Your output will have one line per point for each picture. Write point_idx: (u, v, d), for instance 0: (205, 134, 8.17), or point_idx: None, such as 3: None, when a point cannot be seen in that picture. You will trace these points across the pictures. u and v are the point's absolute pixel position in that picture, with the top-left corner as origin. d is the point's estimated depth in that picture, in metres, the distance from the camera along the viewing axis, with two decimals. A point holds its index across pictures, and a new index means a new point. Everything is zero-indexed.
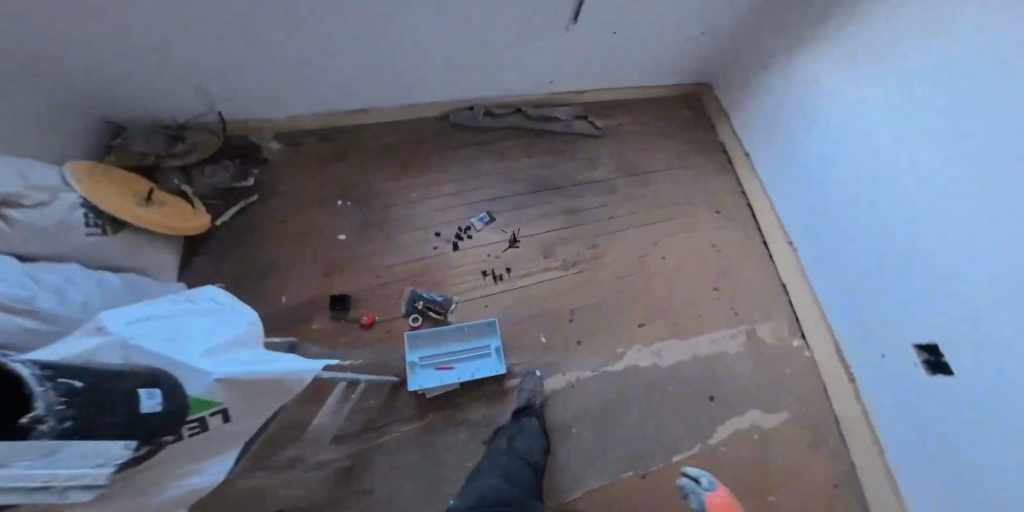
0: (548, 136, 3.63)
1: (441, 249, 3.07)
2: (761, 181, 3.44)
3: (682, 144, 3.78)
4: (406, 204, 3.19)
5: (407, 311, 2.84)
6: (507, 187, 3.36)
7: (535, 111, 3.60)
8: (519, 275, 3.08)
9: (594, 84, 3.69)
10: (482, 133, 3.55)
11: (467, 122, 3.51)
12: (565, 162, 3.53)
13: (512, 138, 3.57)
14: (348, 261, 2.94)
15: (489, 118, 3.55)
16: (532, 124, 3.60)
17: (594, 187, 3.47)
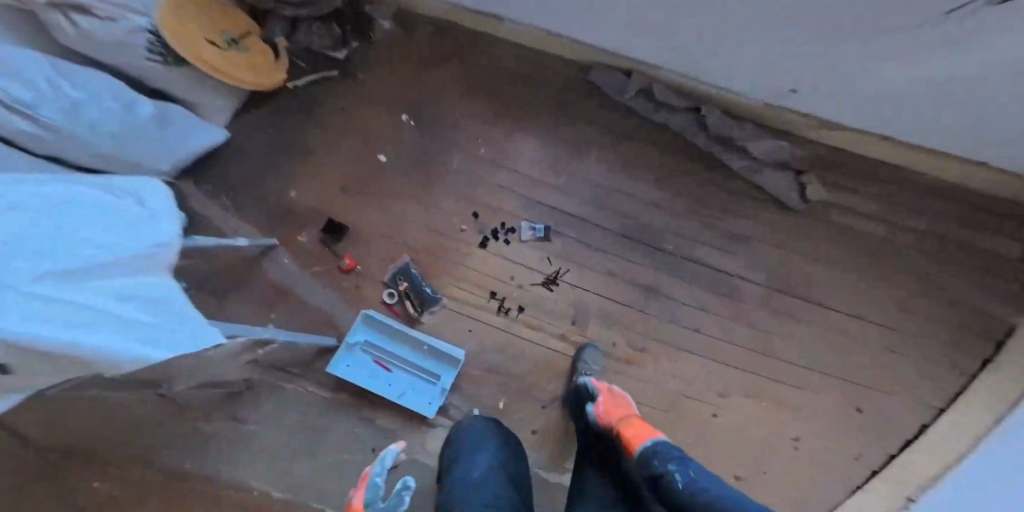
0: (707, 169, 2.52)
1: (470, 238, 2.51)
2: (954, 422, 2.24)
3: (881, 282, 2.43)
4: (471, 164, 2.57)
5: (389, 281, 2.48)
6: (595, 210, 2.51)
7: (705, 114, 2.43)
8: (528, 322, 2.45)
9: (823, 111, 2.29)
10: (625, 118, 2.58)
11: (617, 95, 2.53)
12: (695, 221, 2.49)
13: (659, 146, 2.54)
14: (375, 194, 2.56)
15: (652, 103, 2.49)
16: (702, 141, 2.49)
17: (708, 276, 2.46)
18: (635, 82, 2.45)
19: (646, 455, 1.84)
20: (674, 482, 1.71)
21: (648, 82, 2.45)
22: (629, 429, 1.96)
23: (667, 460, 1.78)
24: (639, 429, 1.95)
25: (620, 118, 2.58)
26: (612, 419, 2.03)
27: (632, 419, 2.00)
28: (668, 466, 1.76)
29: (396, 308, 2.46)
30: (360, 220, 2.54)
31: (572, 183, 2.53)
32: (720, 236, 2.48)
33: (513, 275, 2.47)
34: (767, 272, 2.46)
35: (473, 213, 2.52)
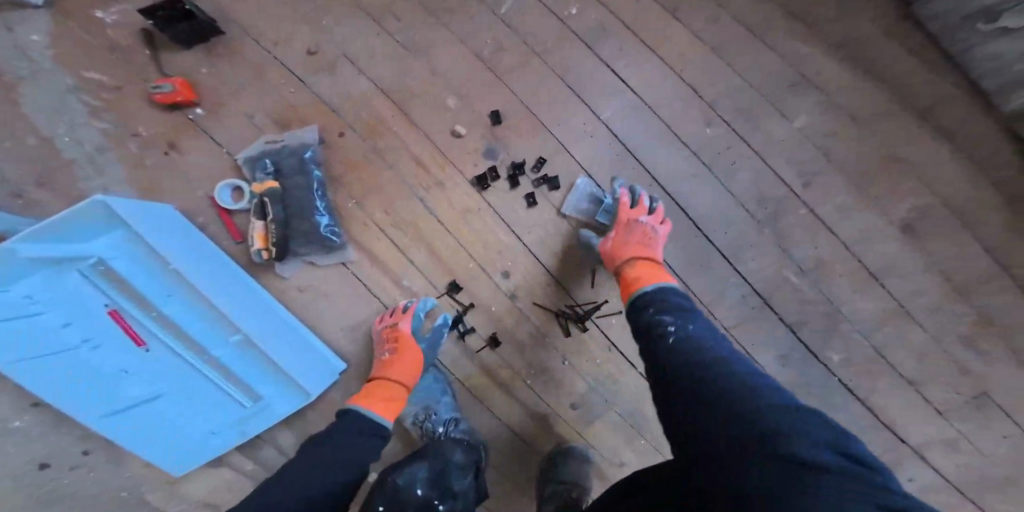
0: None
1: (458, 158, 1.13)
2: None
3: None
4: (536, 15, 1.11)
5: (253, 166, 1.12)
6: (745, 228, 1.11)
7: None
8: (487, 369, 1.13)
9: None
10: (945, 77, 1.08)
11: (971, 22, 1.01)
12: (915, 330, 1.14)
13: (972, 169, 1.10)
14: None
15: None
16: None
17: (876, 435, 1.16)
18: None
19: (657, 309, 0.79)
20: (660, 339, 0.72)
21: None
22: (650, 276, 0.89)
23: (682, 336, 0.72)
24: (652, 277, 0.89)
25: (929, 78, 1.08)
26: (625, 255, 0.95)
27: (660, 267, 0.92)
28: (669, 336, 0.73)
29: (235, 227, 1.11)
30: (250, 18, 1.15)
31: (725, 148, 1.09)
32: (940, 369, 1.15)
33: (507, 268, 1.13)
34: (970, 463, 1.15)
35: (493, 112, 1.11)
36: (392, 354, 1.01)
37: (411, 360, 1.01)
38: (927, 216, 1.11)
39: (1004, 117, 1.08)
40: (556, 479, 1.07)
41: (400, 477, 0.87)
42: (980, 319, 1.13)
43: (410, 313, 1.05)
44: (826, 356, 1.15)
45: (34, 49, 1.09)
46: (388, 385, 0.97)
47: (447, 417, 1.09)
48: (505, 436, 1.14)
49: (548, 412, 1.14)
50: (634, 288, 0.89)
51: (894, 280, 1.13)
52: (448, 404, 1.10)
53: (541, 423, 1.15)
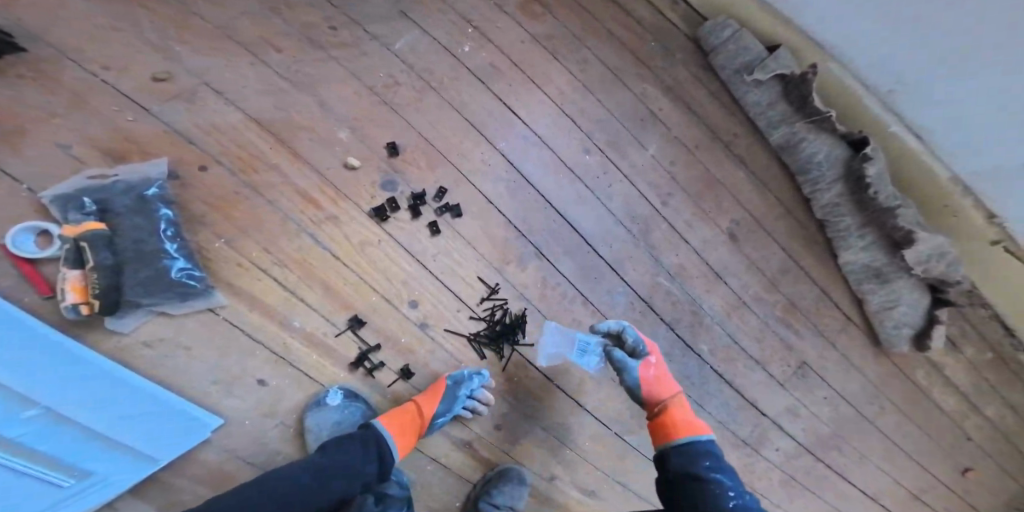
0: (815, 254, 1.49)
1: (353, 191, 1.07)
2: (850, 376, 1.50)
3: (954, 448, 1.56)
4: (428, 55, 1.15)
5: (73, 200, 0.89)
6: (622, 240, 1.26)
7: (832, 197, 1.39)
8: (397, 401, 1.08)
9: (998, 268, 1.40)
10: (736, 118, 1.42)
11: (740, 74, 1.34)
12: (753, 317, 1.42)
13: (764, 188, 1.44)
14: (155, 2, 1.00)
15: (799, 112, 1.33)
16: (839, 223, 1.43)
17: (739, 410, 1.40)
18: (783, 70, 1.27)
19: (699, 454, 0.88)
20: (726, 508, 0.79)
21: (808, 72, 1.23)
22: (677, 408, 0.97)
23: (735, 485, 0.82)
24: (680, 412, 0.96)
25: (728, 116, 1.41)
26: (652, 387, 1.01)
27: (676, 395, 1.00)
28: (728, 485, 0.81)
29: (39, 278, 0.87)
30: (72, 30, 0.94)
31: (601, 173, 1.26)
32: (773, 347, 1.43)
33: (415, 299, 1.09)
34: (804, 420, 1.45)
35: (390, 144, 1.09)
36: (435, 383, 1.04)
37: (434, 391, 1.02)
38: (744, 225, 1.41)
39: (772, 147, 1.44)
40: (489, 501, 1.07)
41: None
42: (790, 303, 1.46)
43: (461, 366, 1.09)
44: (698, 348, 1.35)
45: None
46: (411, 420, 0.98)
47: None
48: (428, 469, 1.09)
49: (473, 439, 1.12)
50: (664, 420, 0.96)
51: (734, 279, 1.40)
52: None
53: (465, 452, 1.12)
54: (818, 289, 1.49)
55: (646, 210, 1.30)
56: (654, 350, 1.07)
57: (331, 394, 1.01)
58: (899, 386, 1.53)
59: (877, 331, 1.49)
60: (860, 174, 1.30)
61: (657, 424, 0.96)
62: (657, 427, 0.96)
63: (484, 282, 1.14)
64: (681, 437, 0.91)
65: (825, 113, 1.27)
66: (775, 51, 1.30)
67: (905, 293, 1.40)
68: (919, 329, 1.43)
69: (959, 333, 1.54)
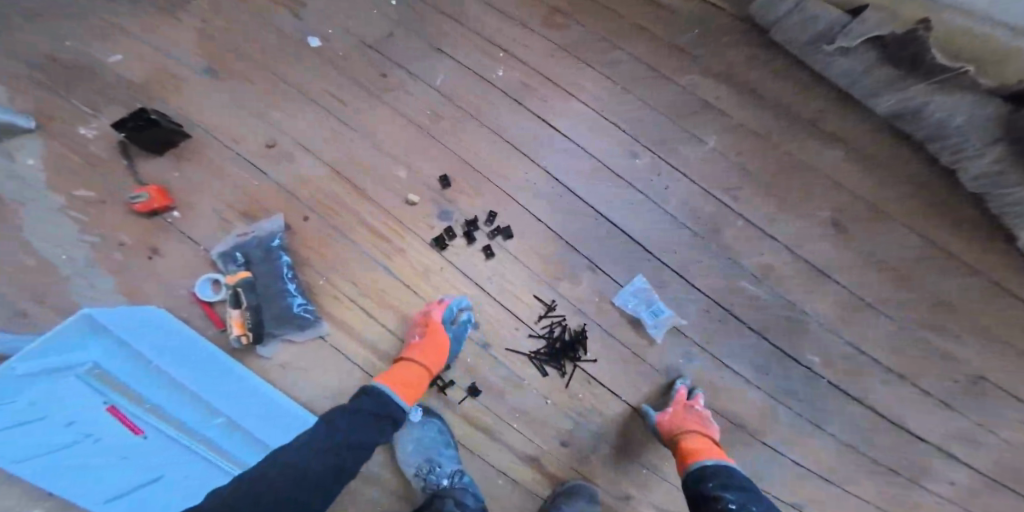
0: (970, 237, 1.17)
1: (413, 224, 1.19)
2: None
3: None
4: (468, 85, 1.24)
5: (232, 256, 1.17)
6: (690, 246, 1.17)
7: (991, 165, 1.06)
8: (470, 417, 1.14)
9: None
10: (824, 92, 1.20)
11: (815, 45, 1.13)
12: (881, 321, 1.17)
13: (878, 166, 1.19)
14: (252, 88, 1.24)
15: (912, 74, 1.05)
16: (1011, 195, 1.07)
17: (875, 432, 1.17)
18: (878, 32, 1.03)
19: (707, 472, 0.92)
20: None
21: (918, 27, 0.98)
22: (698, 440, 1.00)
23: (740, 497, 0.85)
24: (700, 441, 1.00)
25: (820, 85, 1.20)
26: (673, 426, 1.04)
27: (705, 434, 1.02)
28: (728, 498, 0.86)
29: (216, 316, 1.16)
30: (198, 123, 1.22)
31: (655, 175, 1.19)
32: (914, 356, 1.17)
33: (475, 320, 1.16)
34: (977, 447, 1.15)
35: (440, 177, 1.20)
36: (421, 337, 1.06)
37: (434, 341, 1.05)
38: (855, 212, 1.18)
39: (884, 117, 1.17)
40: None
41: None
42: (937, 300, 1.17)
43: (443, 303, 1.10)
44: (806, 359, 1.17)
45: (30, 176, 1.15)
46: (415, 368, 1.02)
47: (452, 469, 1.10)
48: (505, 485, 1.13)
49: (541, 452, 1.14)
50: (681, 452, 1.00)
51: (847, 277, 1.18)
52: (450, 456, 1.11)
53: (540, 467, 1.14)
54: (982, 281, 1.16)
55: (715, 209, 1.18)
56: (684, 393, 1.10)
57: (412, 410, 1.13)
58: None
59: None
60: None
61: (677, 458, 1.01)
62: (678, 462, 1.00)
63: (542, 300, 1.16)
64: (693, 464, 0.95)
65: (953, 70, 0.99)
66: (858, 12, 1.06)
67: None
68: None
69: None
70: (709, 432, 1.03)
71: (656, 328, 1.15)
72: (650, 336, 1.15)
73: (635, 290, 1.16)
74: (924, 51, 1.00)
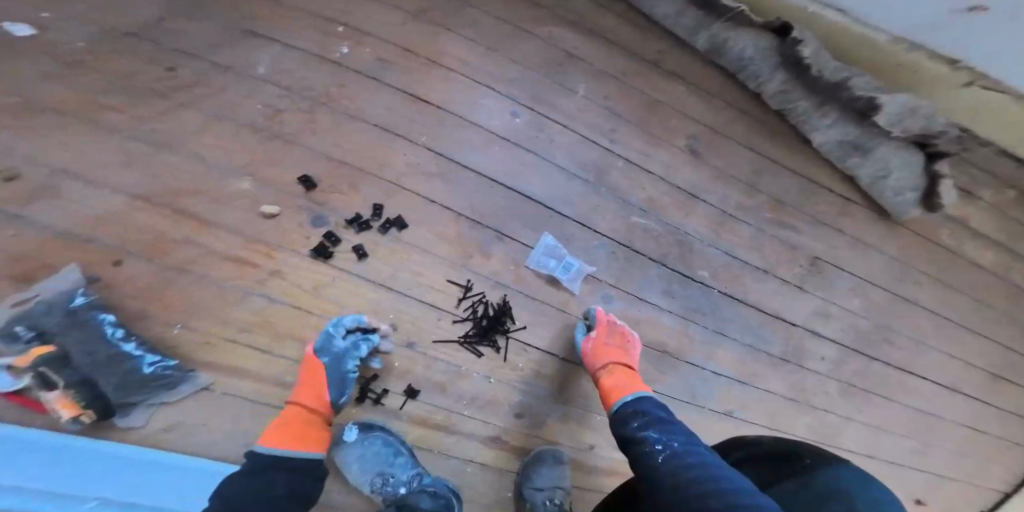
0: (789, 143, 1.41)
1: (289, 234, 1.04)
2: (865, 256, 1.42)
3: (994, 292, 1.48)
4: (306, 73, 1.11)
5: (18, 331, 0.88)
6: (583, 194, 1.21)
7: (779, 86, 1.33)
8: (422, 421, 1.02)
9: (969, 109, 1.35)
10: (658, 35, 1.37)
11: None
12: (743, 228, 1.35)
13: (710, 97, 1.37)
14: (17, 108, 0.95)
15: (711, 14, 1.30)
16: (796, 109, 1.35)
17: (761, 327, 1.33)
18: None
19: (629, 413, 0.88)
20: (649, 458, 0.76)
21: None
22: (622, 377, 0.97)
23: (661, 433, 0.80)
24: (619, 377, 0.97)
25: (650, 35, 1.35)
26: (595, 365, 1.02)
27: (623, 366, 1.00)
28: (652, 438, 0.80)
29: (33, 402, 0.86)
30: None
31: (538, 131, 1.21)
32: (775, 252, 1.36)
33: (391, 322, 1.05)
34: (830, 316, 1.38)
35: (302, 179, 1.06)
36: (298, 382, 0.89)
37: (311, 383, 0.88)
38: (705, 139, 1.35)
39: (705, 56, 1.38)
40: (534, 487, 1.02)
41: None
42: (777, 201, 1.39)
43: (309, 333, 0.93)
44: (698, 275, 1.29)
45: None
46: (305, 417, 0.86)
47: (409, 474, 0.95)
48: (479, 477, 1.04)
49: (501, 432, 1.06)
50: (604, 390, 0.98)
51: (711, 196, 1.33)
52: (408, 464, 0.96)
53: (506, 447, 1.06)
54: (803, 178, 1.41)
55: (599, 153, 1.24)
56: (602, 326, 1.06)
57: (347, 431, 0.98)
58: (919, 249, 1.45)
59: (879, 203, 1.42)
60: (796, 55, 1.26)
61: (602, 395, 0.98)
62: (603, 399, 0.98)
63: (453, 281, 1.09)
64: (618, 404, 0.92)
65: (738, 8, 1.25)
66: None
67: (892, 158, 1.32)
68: (923, 190, 1.35)
69: (968, 180, 1.46)
70: (630, 364, 1.01)
71: (573, 280, 1.17)
72: (568, 289, 1.16)
73: (546, 249, 1.16)
74: None
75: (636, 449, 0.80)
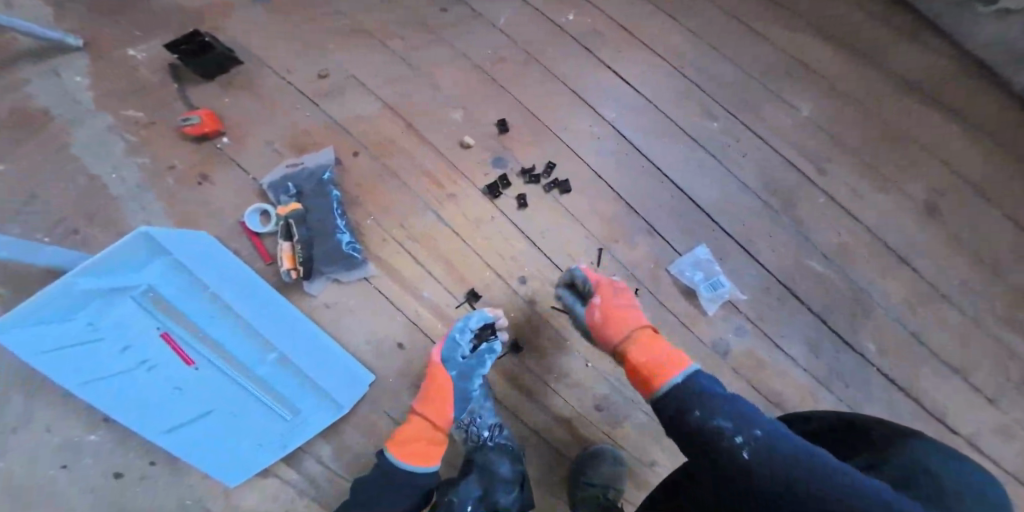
0: None
1: (467, 170, 1.16)
2: None
3: None
4: (533, 30, 1.20)
5: (279, 187, 1.14)
6: (759, 216, 1.12)
7: None
8: (516, 375, 1.12)
9: None
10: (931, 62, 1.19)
11: None
12: (953, 314, 1.08)
13: (964, 152, 1.14)
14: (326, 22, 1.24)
15: None
16: None
17: (925, 428, 1.04)
18: None
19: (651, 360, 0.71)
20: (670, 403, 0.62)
21: None
22: (643, 348, 0.74)
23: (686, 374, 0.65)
24: (648, 351, 0.72)
25: (913, 69, 1.19)
26: (616, 337, 0.80)
27: (644, 331, 0.77)
28: (676, 382, 0.64)
29: (265, 248, 1.13)
30: (265, 53, 1.22)
31: (730, 140, 1.14)
32: (988, 357, 1.06)
33: (524, 275, 1.14)
34: (1023, 447, 1.03)
35: (500, 122, 1.15)
36: (427, 386, 0.95)
37: (439, 387, 0.94)
38: (941, 193, 1.12)
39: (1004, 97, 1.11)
40: (586, 482, 1.06)
41: (454, 495, 0.95)
42: (1018, 298, 1.08)
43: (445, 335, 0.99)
44: (863, 347, 1.08)
45: (77, 91, 1.15)
46: (423, 426, 0.91)
47: (492, 421, 1.06)
48: (543, 440, 1.11)
49: (575, 414, 1.12)
50: (639, 373, 0.71)
51: (922, 263, 1.10)
52: (491, 411, 1.08)
53: (579, 425, 1.12)
54: None
55: (796, 181, 1.13)
56: (605, 289, 0.88)
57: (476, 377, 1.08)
58: None
59: None
60: None
61: (636, 379, 0.73)
62: (638, 381, 0.72)
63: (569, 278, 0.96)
64: (667, 388, 0.65)
65: None
66: None
67: None
68: None
69: None
70: (651, 325, 0.79)
71: (712, 301, 1.09)
72: (702, 308, 1.09)
73: (697, 260, 1.11)
74: None
75: (707, 475, 0.55)
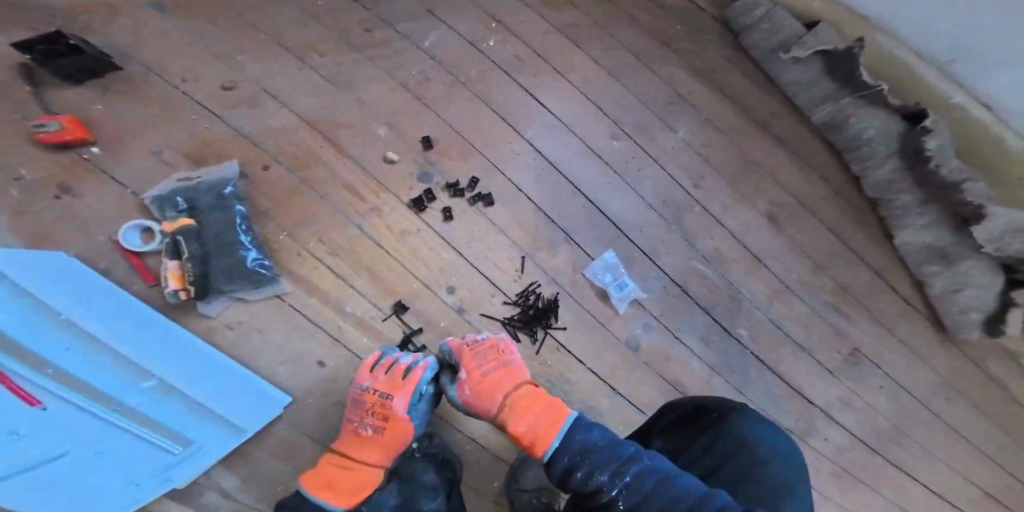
0: (868, 236, 1.42)
1: (392, 183, 1.16)
2: (918, 365, 1.36)
3: None
4: (457, 53, 1.28)
5: (167, 202, 1.03)
6: (653, 225, 1.30)
7: (890, 171, 1.34)
8: None
9: None
10: (774, 97, 1.48)
11: (776, 53, 1.42)
12: (798, 301, 1.35)
13: (800, 172, 1.43)
14: (237, 28, 1.19)
15: (846, 87, 1.34)
16: (897, 200, 1.36)
17: (780, 394, 1.28)
18: (824, 46, 1.32)
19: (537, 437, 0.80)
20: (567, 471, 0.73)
21: (854, 46, 1.27)
22: (520, 412, 0.82)
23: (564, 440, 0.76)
24: (528, 417, 0.81)
25: (764, 97, 1.47)
26: (491, 405, 0.86)
27: (519, 393, 0.85)
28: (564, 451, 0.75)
29: (146, 269, 0.99)
30: (162, 57, 1.13)
31: (630, 158, 1.32)
32: (823, 334, 1.34)
33: (451, 284, 1.14)
34: (847, 400, 1.31)
35: (424, 138, 1.20)
36: (375, 431, 0.89)
37: (391, 441, 0.89)
38: (784, 207, 1.40)
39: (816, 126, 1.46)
40: (518, 487, 1.07)
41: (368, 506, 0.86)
42: (840, 287, 1.38)
43: (411, 382, 0.91)
44: (738, 333, 1.29)
45: None
46: (357, 468, 0.87)
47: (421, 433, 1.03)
48: (475, 450, 1.09)
49: None
50: (521, 438, 0.80)
51: (774, 262, 1.36)
52: None
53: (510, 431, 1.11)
54: (873, 271, 1.40)
55: (679, 196, 1.34)
56: (466, 359, 0.91)
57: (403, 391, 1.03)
58: (975, 383, 1.38)
59: (945, 319, 1.37)
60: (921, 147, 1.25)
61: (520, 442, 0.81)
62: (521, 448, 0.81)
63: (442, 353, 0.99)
64: (548, 453, 0.75)
65: (877, 87, 1.27)
66: (814, 29, 1.35)
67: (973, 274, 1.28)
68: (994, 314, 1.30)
69: None
70: (530, 382, 0.89)
71: (622, 300, 1.23)
72: (615, 307, 1.22)
73: (606, 265, 1.24)
74: (859, 69, 1.28)
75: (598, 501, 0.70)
